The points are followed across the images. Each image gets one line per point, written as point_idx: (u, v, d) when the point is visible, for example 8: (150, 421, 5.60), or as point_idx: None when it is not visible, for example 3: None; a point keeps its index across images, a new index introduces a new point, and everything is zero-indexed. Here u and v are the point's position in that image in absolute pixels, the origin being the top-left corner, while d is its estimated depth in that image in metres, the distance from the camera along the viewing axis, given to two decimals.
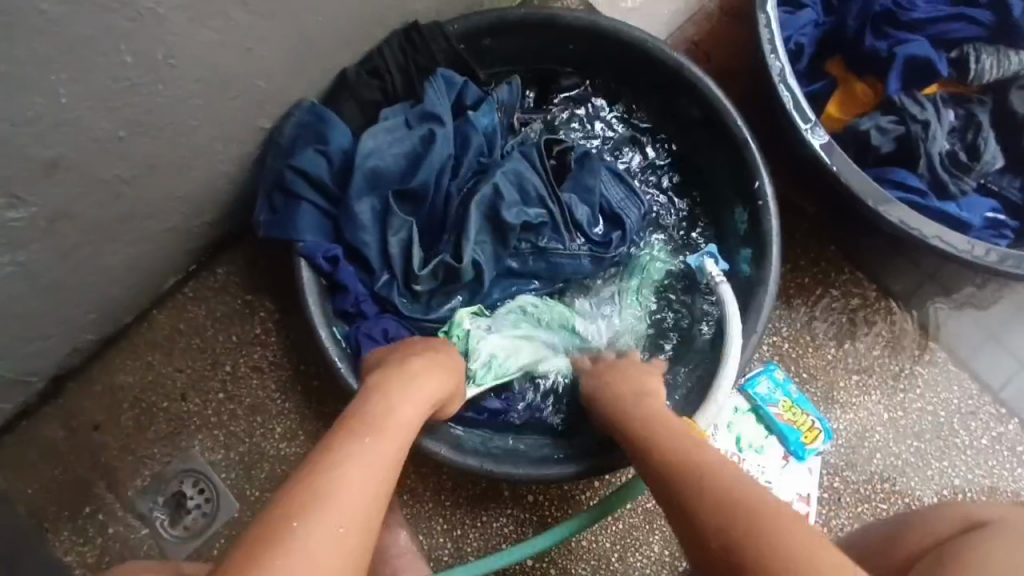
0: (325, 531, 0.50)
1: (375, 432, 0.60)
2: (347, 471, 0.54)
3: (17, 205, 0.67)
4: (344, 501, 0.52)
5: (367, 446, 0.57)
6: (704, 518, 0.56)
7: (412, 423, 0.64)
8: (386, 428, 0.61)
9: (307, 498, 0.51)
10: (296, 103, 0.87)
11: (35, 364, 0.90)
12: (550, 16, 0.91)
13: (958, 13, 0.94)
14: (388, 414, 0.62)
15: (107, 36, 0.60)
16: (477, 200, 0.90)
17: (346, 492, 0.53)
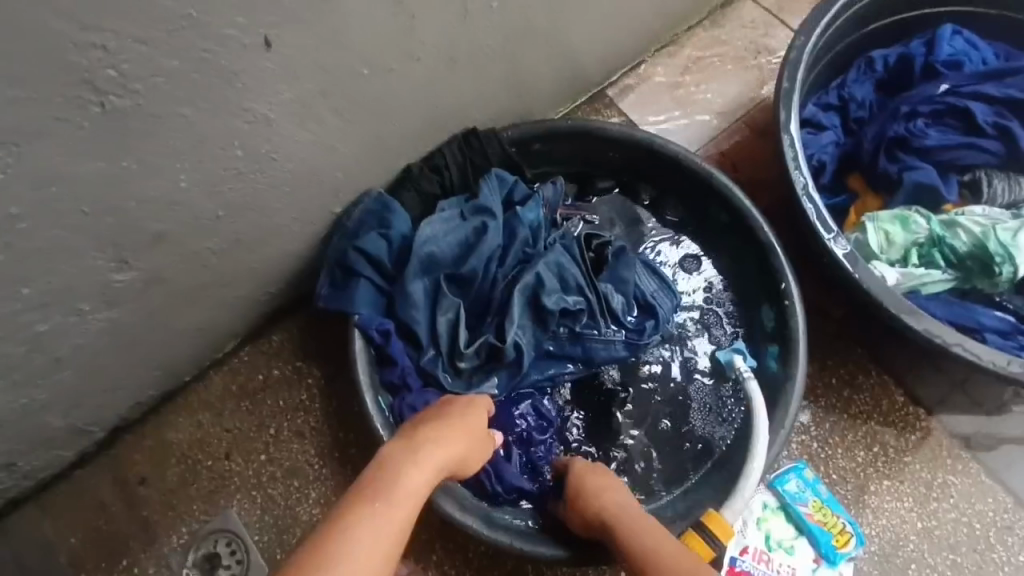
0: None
1: (388, 497, 0.60)
2: (362, 536, 0.56)
3: (124, 268, 0.76)
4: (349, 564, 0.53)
5: (380, 509, 0.59)
6: None
7: (422, 490, 0.64)
8: (401, 490, 0.61)
9: (329, 553, 0.53)
10: (366, 191, 0.98)
11: (100, 413, 0.97)
12: (595, 128, 1.03)
13: (968, 142, 1.00)
14: (409, 472, 0.64)
15: (228, 134, 0.71)
16: (521, 285, 0.98)
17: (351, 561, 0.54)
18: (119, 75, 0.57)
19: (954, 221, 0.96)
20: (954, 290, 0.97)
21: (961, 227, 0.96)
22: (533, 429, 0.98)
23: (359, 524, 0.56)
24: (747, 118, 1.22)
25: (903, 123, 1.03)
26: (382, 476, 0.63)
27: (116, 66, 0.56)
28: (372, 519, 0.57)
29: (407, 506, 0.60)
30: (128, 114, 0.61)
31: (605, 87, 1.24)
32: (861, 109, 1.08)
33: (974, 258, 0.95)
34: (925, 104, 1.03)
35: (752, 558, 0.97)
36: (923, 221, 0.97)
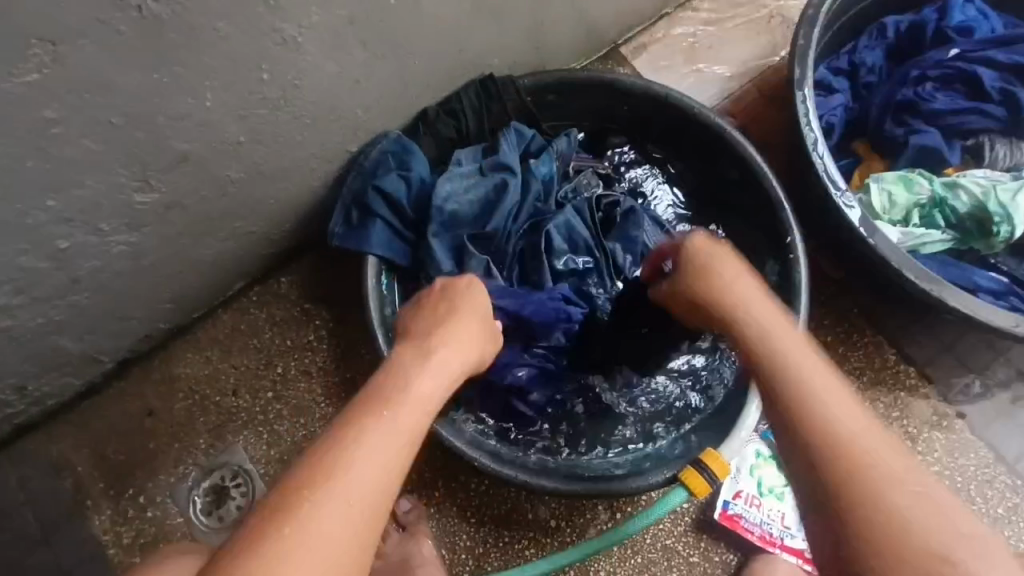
0: (331, 518, 0.52)
1: (391, 411, 0.60)
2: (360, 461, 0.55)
3: (147, 189, 0.77)
4: (352, 487, 0.54)
5: (378, 433, 0.57)
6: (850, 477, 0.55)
7: (427, 402, 0.64)
8: (415, 397, 0.63)
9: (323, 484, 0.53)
10: (385, 133, 0.98)
11: (112, 342, 0.98)
12: (612, 80, 1.03)
13: (974, 106, 1.03)
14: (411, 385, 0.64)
15: (257, 55, 0.72)
16: (536, 243, 1.01)
17: (357, 479, 0.54)
18: None
19: (957, 182, 0.99)
20: (952, 250, 1.01)
21: (962, 188, 0.99)
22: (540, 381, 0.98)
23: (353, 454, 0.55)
24: (758, 81, 1.23)
25: (911, 87, 1.05)
26: (391, 384, 0.64)
27: None
28: (381, 440, 0.57)
29: (415, 416, 0.61)
30: (164, 22, 0.62)
31: (618, 45, 1.25)
32: (871, 73, 1.11)
33: (974, 220, 0.98)
34: (935, 70, 1.05)
35: (745, 502, 1.01)
36: (925, 182, 1.00)
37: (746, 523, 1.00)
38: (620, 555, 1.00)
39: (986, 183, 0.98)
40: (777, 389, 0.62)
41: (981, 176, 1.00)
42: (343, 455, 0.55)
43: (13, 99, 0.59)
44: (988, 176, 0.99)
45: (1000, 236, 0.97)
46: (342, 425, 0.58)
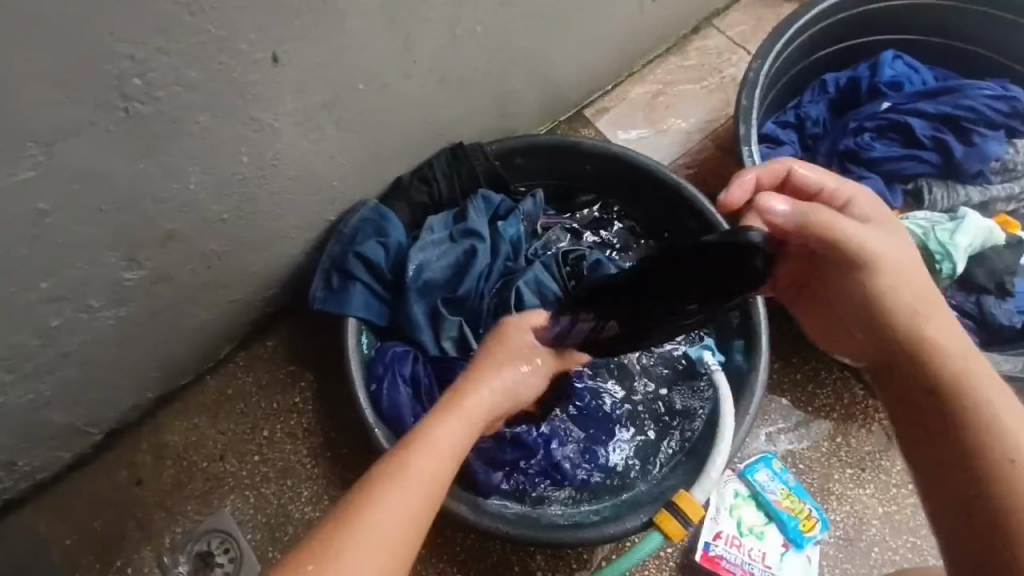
0: (358, 559, 0.61)
1: (416, 458, 0.68)
2: (385, 508, 0.64)
3: (134, 266, 0.82)
4: (375, 530, 0.62)
5: (401, 484, 0.65)
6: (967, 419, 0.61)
7: (454, 449, 0.71)
8: (435, 448, 0.70)
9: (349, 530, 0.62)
10: (363, 202, 1.04)
11: (100, 413, 1.01)
12: (573, 143, 1.11)
13: (910, 153, 1.10)
14: (441, 437, 0.71)
15: (237, 141, 0.78)
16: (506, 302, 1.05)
17: (377, 525, 0.63)
18: (144, 83, 0.65)
19: (899, 225, 1.05)
20: None
21: (905, 230, 1.05)
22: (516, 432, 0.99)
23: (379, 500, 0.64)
24: (715, 136, 1.32)
25: (851, 137, 1.13)
26: (418, 437, 0.71)
27: (142, 75, 0.64)
28: (402, 493, 0.65)
29: (438, 465, 0.68)
30: (149, 118, 0.68)
31: (582, 108, 1.33)
32: (816, 125, 1.19)
33: (919, 258, 1.04)
34: (871, 121, 1.14)
35: (725, 543, 1.02)
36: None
37: (727, 564, 1.01)
38: None
39: (922, 227, 1.05)
40: (929, 372, 0.63)
41: (916, 219, 1.06)
42: (368, 503, 0.64)
43: (10, 193, 0.65)
44: (923, 220, 1.06)
45: (943, 275, 1.02)
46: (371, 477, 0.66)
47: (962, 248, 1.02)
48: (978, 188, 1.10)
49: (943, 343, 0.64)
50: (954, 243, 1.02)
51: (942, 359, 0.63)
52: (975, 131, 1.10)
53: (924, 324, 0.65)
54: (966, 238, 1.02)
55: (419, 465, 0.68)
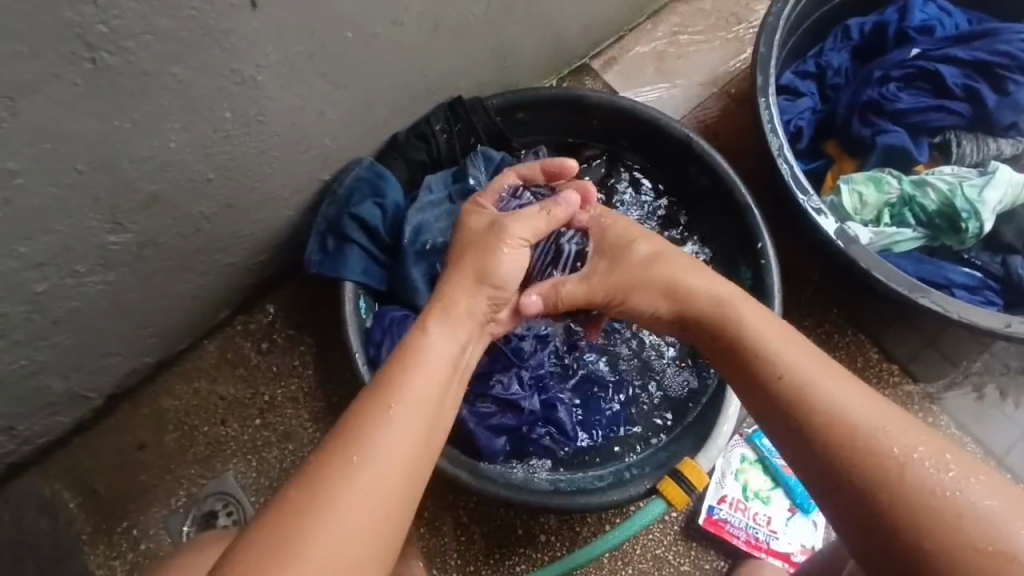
0: (376, 473, 0.55)
1: (416, 369, 0.64)
2: (397, 421, 0.58)
3: (119, 230, 0.79)
4: (387, 444, 0.57)
5: (405, 400, 0.60)
6: (816, 431, 0.57)
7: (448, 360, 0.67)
8: (426, 368, 0.64)
9: (357, 445, 0.56)
10: (358, 160, 1.00)
11: (98, 379, 0.99)
12: (578, 95, 1.04)
13: (937, 104, 1.03)
14: (434, 348, 0.67)
15: (217, 95, 0.74)
16: None
17: (387, 439, 0.57)
18: (110, 32, 0.60)
19: (924, 180, 1.00)
20: (924, 247, 1.02)
21: (930, 185, 1.00)
22: (519, 400, 0.96)
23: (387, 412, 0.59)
24: (730, 87, 1.25)
25: (875, 88, 1.06)
26: (406, 358, 0.65)
27: (106, 22, 0.59)
28: (406, 409, 0.60)
29: (439, 378, 0.64)
30: (119, 71, 0.64)
31: (589, 59, 1.26)
32: (837, 75, 1.12)
33: (943, 216, 0.99)
34: (897, 69, 1.06)
35: (730, 507, 1.01)
36: (895, 181, 1.01)
37: (731, 528, 1.00)
38: (610, 567, 1.00)
39: (951, 180, 0.99)
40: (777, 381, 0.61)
41: (945, 172, 1.01)
42: (365, 428, 0.57)
43: None
44: (953, 173, 1.00)
45: (968, 233, 0.98)
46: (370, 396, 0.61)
47: (990, 205, 0.97)
48: (1010, 141, 1.04)
49: (790, 364, 0.62)
50: (985, 199, 0.97)
51: (783, 378, 0.61)
52: (1011, 78, 1.03)
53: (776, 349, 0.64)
54: (995, 194, 0.97)
55: (414, 386, 0.62)
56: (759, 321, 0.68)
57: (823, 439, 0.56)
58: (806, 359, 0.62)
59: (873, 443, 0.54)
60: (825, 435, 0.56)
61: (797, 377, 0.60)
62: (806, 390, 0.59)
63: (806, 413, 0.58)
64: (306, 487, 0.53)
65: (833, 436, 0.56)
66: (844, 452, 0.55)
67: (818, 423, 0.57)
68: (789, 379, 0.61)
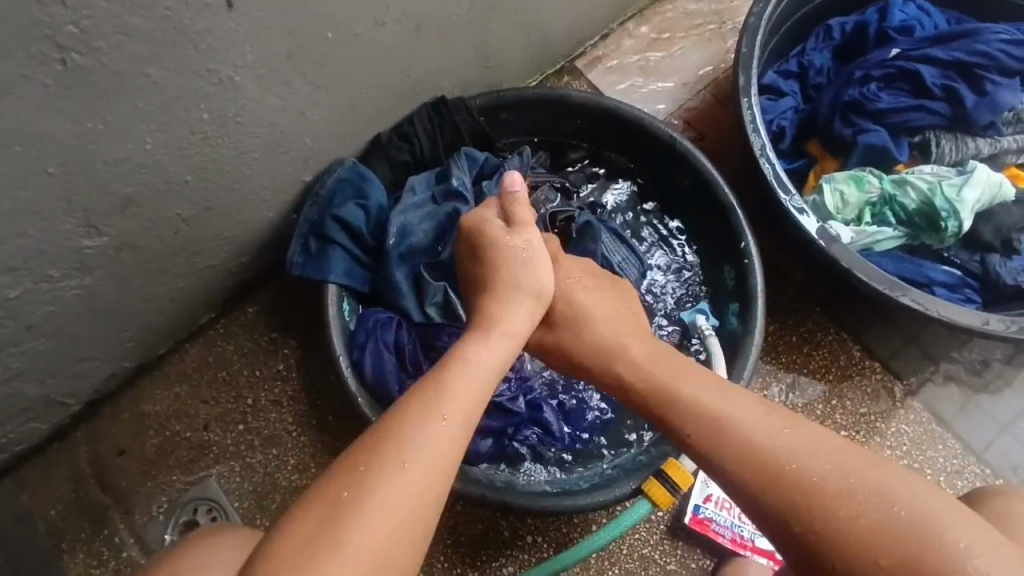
0: (417, 476, 0.57)
1: (462, 377, 0.65)
2: (441, 425, 0.60)
3: (94, 233, 0.77)
4: (431, 447, 0.58)
5: (450, 406, 0.62)
6: (744, 476, 0.62)
7: (490, 370, 0.68)
8: (471, 371, 0.66)
9: (402, 446, 0.58)
10: (340, 161, 0.99)
11: (76, 384, 0.98)
12: (560, 95, 1.04)
13: (917, 104, 1.04)
14: (477, 357, 0.68)
15: (194, 96, 0.73)
16: None
17: (430, 443, 0.59)
18: (80, 32, 0.59)
19: (904, 179, 1.01)
20: (905, 245, 1.03)
21: (910, 184, 1.01)
22: (504, 401, 0.97)
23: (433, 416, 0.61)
24: (713, 87, 1.25)
25: (856, 87, 1.07)
26: (454, 359, 0.68)
27: (76, 22, 0.58)
28: (450, 415, 0.61)
29: (480, 387, 0.66)
30: (90, 71, 0.62)
31: (573, 58, 1.26)
32: (819, 75, 1.12)
33: (923, 215, 1.00)
34: (877, 69, 1.07)
35: (715, 506, 1.01)
36: (875, 180, 1.02)
37: (717, 527, 1.00)
38: (596, 567, 1.00)
39: (931, 179, 1.00)
40: (698, 432, 0.66)
41: (925, 171, 1.02)
42: (411, 422, 0.60)
43: None
44: (933, 172, 1.01)
45: (948, 232, 0.99)
46: (414, 397, 0.63)
47: (969, 204, 0.98)
48: (988, 141, 1.05)
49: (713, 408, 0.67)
50: (964, 198, 0.98)
51: (706, 425, 0.66)
52: (989, 78, 1.04)
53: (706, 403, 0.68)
54: (974, 193, 0.98)
55: (458, 392, 0.63)
56: (673, 366, 0.73)
57: (754, 480, 0.62)
58: (729, 401, 0.67)
59: (803, 479, 0.60)
60: (753, 477, 0.62)
61: (715, 426, 0.66)
62: (723, 437, 0.65)
63: (728, 459, 0.64)
64: (350, 483, 0.56)
65: (762, 478, 0.62)
66: (772, 494, 0.61)
67: (742, 468, 0.63)
68: (709, 427, 0.66)
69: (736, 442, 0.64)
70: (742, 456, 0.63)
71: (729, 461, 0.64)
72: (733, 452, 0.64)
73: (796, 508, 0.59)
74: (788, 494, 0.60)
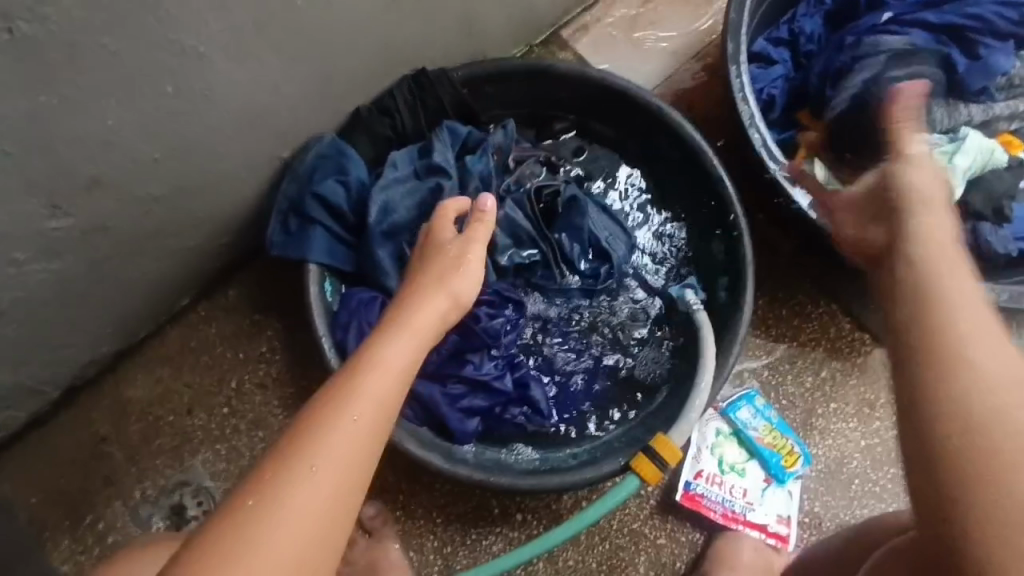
0: (299, 500, 0.52)
1: (359, 378, 0.59)
2: (330, 436, 0.55)
3: (59, 215, 0.74)
4: (316, 466, 0.54)
5: (343, 412, 0.56)
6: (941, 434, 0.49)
7: (398, 368, 0.61)
8: (384, 366, 0.61)
9: (287, 468, 0.53)
10: (318, 136, 0.96)
11: (52, 371, 0.95)
12: (544, 65, 1.01)
13: (909, 70, 1.02)
14: (382, 355, 0.62)
15: (157, 68, 0.69)
16: None
17: (320, 458, 0.54)
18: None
19: None
20: None
21: None
22: (490, 380, 0.94)
23: (321, 430, 0.55)
24: (702, 56, 1.22)
25: (847, 53, 1.04)
26: (365, 356, 0.62)
27: None
28: (342, 424, 0.56)
29: (385, 386, 0.59)
30: (41, 41, 0.59)
31: (559, 28, 1.22)
32: (810, 42, 1.10)
33: None
34: (869, 34, 1.04)
35: (706, 482, 1.01)
36: (866, 149, 1.00)
37: (708, 502, 1.00)
38: (587, 543, 1.00)
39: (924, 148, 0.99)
40: (911, 354, 0.52)
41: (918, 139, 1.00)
42: (316, 427, 0.55)
43: None
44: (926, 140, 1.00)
45: None
46: (310, 408, 0.58)
47: (960, 172, 0.96)
48: (981, 106, 1.03)
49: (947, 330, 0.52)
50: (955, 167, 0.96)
51: (926, 354, 0.52)
52: (982, 42, 1.02)
53: (952, 316, 0.52)
54: (965, 160, 0.97)
55: (356, 395, 0.58)
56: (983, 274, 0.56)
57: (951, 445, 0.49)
58: (977, 318, 0.52)
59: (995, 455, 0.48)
60: (954, 435, 0.49)
61: (932, 364, 0.51)
62: (972, 374, 0.50)
63: (954, 397, 0.50)
64: (232, 509, 0.52)
65: (960, 441, 0.49)
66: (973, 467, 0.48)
67: (942, 426, 0.50)
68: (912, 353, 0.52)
69: (964, 389, 0.50)
70: (956, 408, 0.49)
71: (936, 404, 0.50)
72: (934, 394, 0.50)
73: (1003, 487, 0.47)
74: (1004, 473, 0.47)
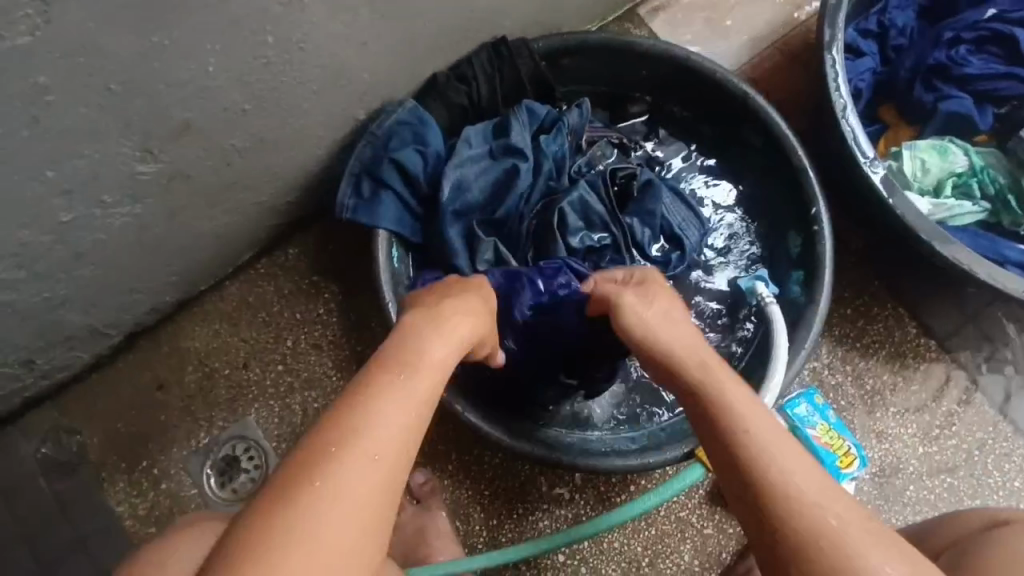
0: (362, 474, 0.47)
1: (416, 365, 0.55)
2: (391, 414, 0.50)
3: (149, 158, 0.74)
4: (378, 444, 0.49)
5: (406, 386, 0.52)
6: None
7: (447, 360, 0.58)
8: (430, 360, 0.56)
9: (352, 443, 0.48)
10: (399, 103, 0.95)
11: (119, 316, 0.96)
12: (629, 42, 0.98)
13: (1008, 72, 0.98)
14: (430, 340, 0.58)
15: (261, 15, 0.68)
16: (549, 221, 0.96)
17: (383, 436, 0.49)
18: None
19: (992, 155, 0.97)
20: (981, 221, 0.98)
21: (996, 162, 0.97)
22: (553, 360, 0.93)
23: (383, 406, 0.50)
24: (783, 43, 1.18)
25: (944, 50, 1.01)
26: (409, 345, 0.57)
27: None
28: (403, 404, 0.51)
29: (438, 375, 0.56)
30: None
31: (637, 5, 1.19)
32: (900, 36, 1.05)
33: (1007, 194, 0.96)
34: (969, 31, 1.01)
35: None
36: (960, 153, 0.98)
37: None
38: (632, 527, 1.00)
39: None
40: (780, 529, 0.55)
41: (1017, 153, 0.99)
42: (368, 405, 0.50)
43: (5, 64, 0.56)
44: None
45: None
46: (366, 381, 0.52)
47: None
48: None
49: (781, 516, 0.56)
50: None
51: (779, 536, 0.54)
52: None
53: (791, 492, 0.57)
54: None
55: (416, 376, 0.54)
56: None
57: None
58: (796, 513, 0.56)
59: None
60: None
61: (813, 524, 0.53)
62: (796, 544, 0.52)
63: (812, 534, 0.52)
64: (288, 479, 0.46)
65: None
66: None
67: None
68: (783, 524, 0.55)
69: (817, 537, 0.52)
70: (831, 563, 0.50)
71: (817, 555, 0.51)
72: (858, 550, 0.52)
73: None
74: None
